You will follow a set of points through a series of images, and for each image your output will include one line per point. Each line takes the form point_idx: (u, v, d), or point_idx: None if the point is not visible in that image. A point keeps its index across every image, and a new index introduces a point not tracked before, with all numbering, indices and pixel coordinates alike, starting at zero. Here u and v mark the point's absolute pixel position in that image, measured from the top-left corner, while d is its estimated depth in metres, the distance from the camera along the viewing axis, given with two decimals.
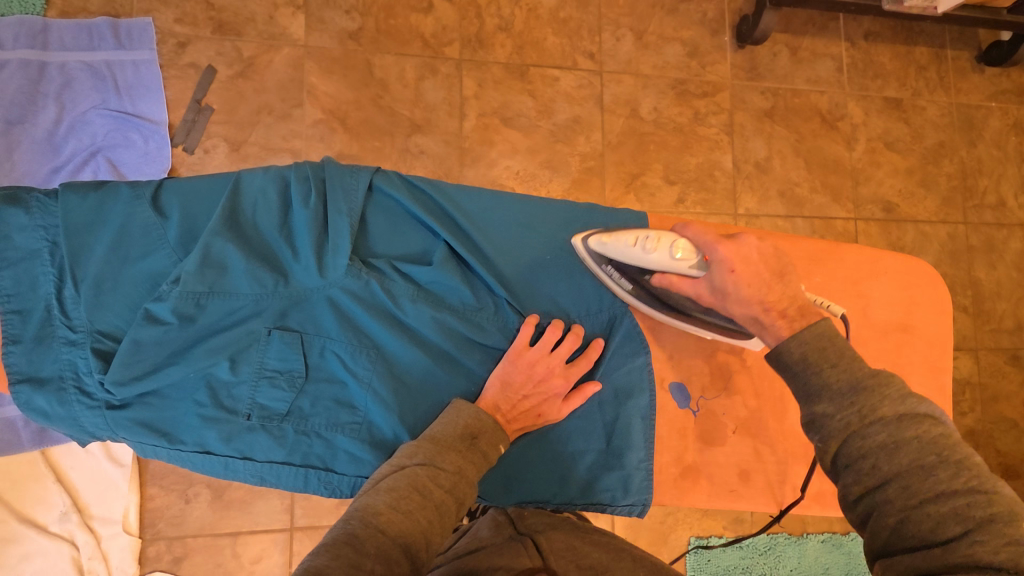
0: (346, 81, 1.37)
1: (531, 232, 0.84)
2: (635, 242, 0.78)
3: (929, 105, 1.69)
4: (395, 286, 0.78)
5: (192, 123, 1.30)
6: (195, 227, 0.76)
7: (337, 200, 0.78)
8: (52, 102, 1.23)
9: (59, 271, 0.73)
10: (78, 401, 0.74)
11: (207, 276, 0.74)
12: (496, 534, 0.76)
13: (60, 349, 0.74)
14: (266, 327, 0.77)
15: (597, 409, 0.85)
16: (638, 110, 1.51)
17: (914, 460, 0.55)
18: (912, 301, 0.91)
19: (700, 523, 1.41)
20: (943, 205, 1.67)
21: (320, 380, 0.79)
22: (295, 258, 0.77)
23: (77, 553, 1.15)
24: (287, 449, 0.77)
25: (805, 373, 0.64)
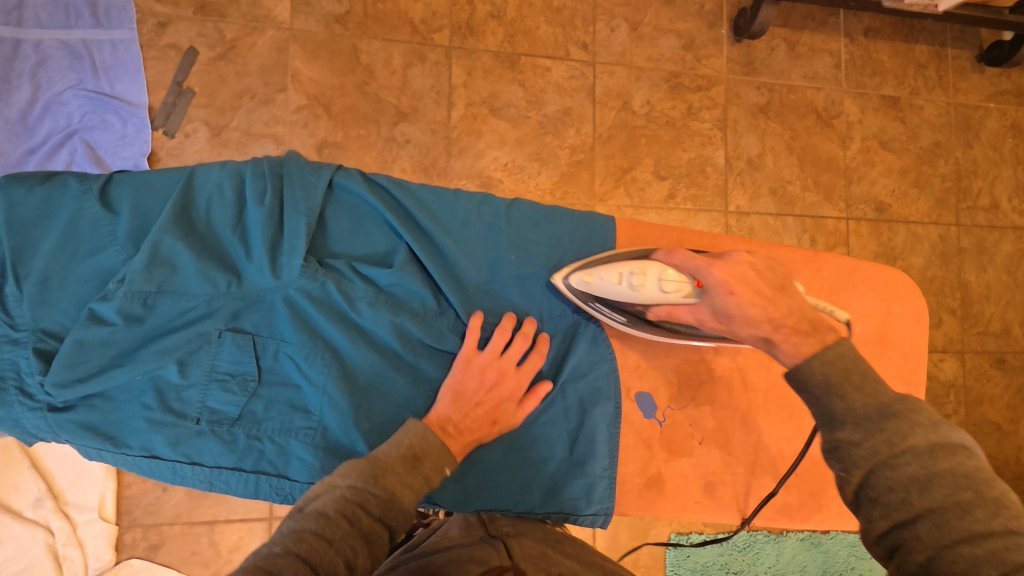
0: (331, 66, 1.33)
1: (496, 235, 0.82)
2: (620, 279, 0.77)
3: (926, 104, 1.66)
4: (352, 288, 0.77)
5: (172, 107, 1.26)
6: (146, 224, 0.75)
7: (294, 198, 0.76)
8: (27, 81, 1.20)
9: (1, 268, 0.71)
10: (19, 402, 0.72)
11: (157, 275, 0.73)
12: (467, 535, 0.77)
13: (3, 348, 0.72)
14: (218, 328, 0.76)
15: (561, 415, 0.83)
16: (630, 103, 1.48)
17: (948, 496, 0.52)
18: (890, 314, 0.90)
19: (679, 519, 1.42)
20: (935, 206, 1.65)
21: (274, 384, 0.78)
22: (247, 259, 0.75)
23: (52, 539, 1.15)
24: (237, 455, 0.76)
25: (827, 396, 0.61)
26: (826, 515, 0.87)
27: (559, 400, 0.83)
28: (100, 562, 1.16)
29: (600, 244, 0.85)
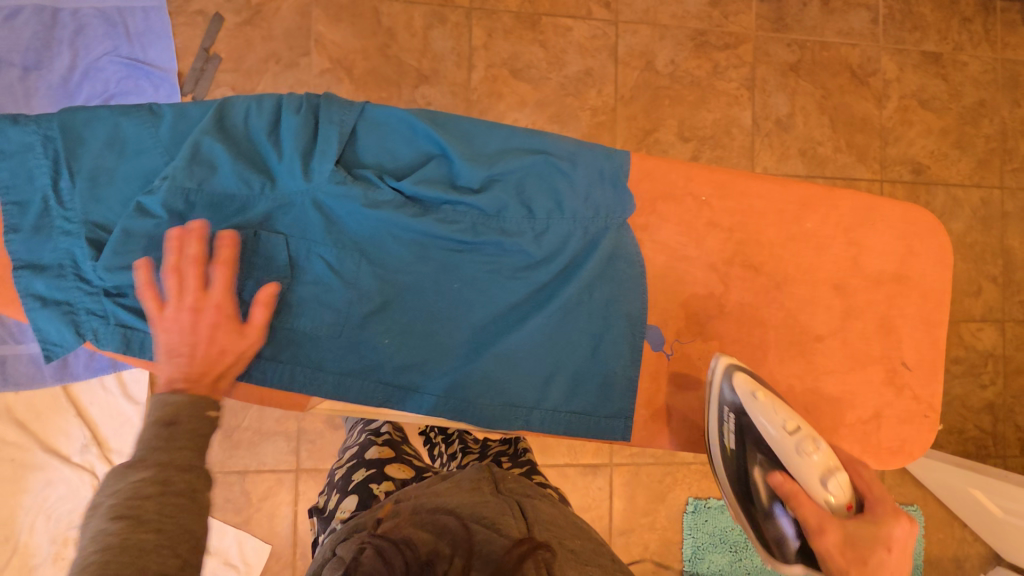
0: (353, 29, 1.35)
1: (514, 141, 0.81)
2: (782, 420, 0.78)
3: (971, 61, 1.58)
4: (379, 194, 0.76)
5: (201, 72, 1.29)
6: (186, 129, 0.74)
7: (329, 111, 0.75)
8: (66, 49, 1.25)
9: (53, 161, 0.71)
10: (77, 287, 0.72)
11: (196, 173, 0.72)
12: (475, 489, 0.72)
13: (58, 239, 0.72)
14: (251, 228, 0.75)
15: (584, 318, 0.84)
16: (653, 63, 1.45)
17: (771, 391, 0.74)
18: (912, 252, 0.88)
19: (698, 483, 1.42)
20: (978, 168, 1.58)
21: (304, 284, 0.78)
22: (279, 162, 0.74)
23: (98, 482, 1.22)
24: (272, 347, 0.77)
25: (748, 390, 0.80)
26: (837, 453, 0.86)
27: (584, 297, 0.84)
28: None
29: (612, 169, 0.82)
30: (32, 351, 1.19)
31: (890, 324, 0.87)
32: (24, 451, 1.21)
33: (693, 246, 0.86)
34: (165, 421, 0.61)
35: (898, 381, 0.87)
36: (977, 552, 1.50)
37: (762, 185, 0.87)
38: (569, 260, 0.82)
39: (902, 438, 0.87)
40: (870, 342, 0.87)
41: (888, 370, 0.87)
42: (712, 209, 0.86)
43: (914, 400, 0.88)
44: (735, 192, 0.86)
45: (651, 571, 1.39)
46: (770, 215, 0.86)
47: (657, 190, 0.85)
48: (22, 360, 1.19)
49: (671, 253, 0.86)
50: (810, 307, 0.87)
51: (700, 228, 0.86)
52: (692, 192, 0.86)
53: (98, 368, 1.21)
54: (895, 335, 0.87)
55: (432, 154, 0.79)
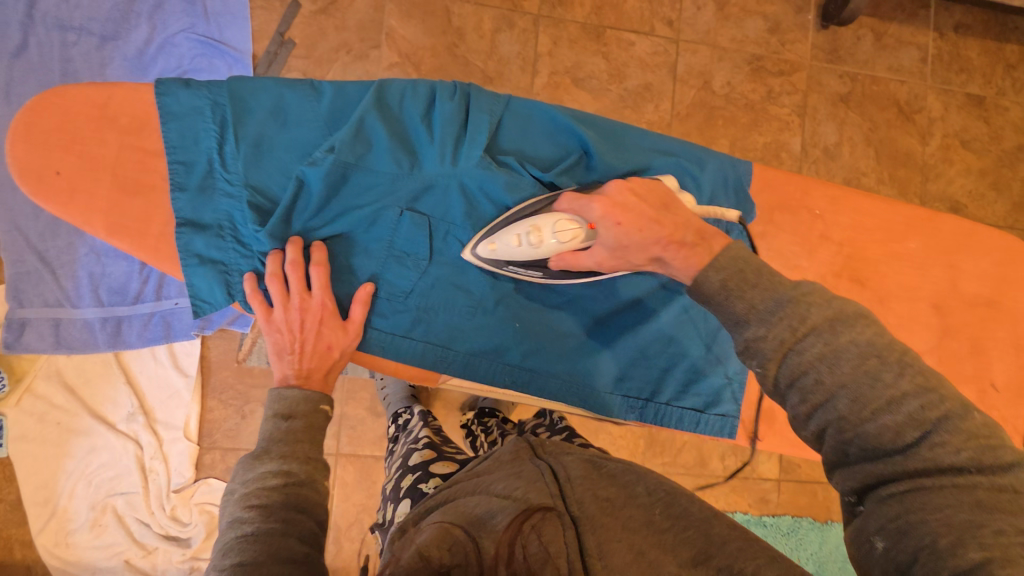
0: (424, 26, 1.37)
1: (645, 143, 0.85)
2: (519, 242, 0.73)
3: (1013, 106, 1.63)
4: (522, 181, 0.78)
5: (274, 56, 1.32)
6: (346, 106, 0.76)
7: (480, 101, 0.78)
8: (145, 22, 1.26)
9: (220, 126, 0.73)
10: (235, 249, 0.75)
11: (358, 148, 0.74)
12: (514, 459, 0.68)
13: (219, 201, 0.73)
14: (399, 208, 0.78)
15: (699, 319, 0.88)
16: (710, 83, 1.49)
17: (855, 371, 0.55)
18: (1003, 279, 0.91)
19: (725, 497, 1.45)
20: (1012, 211, 1.62)
21: (443, 263, 0.80)
22: (431, 144, 0.76)
23: (141, 452, 1.23)
24: (408, 324, 0.80)
25: (727, 304, 0.62)
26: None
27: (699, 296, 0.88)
28: (182, 478, 1.24)
29: (735, 176, 0.86)
30: (86, 316, 1.18)
31: (981, 348, 0.90)
32: (73, 415, 1.22)
33: (805, 257, 0.88)
34: (284, 415, 0.72)
35: (986, 402, 0.89)
36: None
37: (875, 204, 0.90)
38: None
39: None
40: (961, 363, 0.89)
41: (978, 391, 0.89)
42: (825, 223, 0.89)
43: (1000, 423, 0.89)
44: (849, 209, 0.89)
45: None
46: (879, 234, 0.90)
47: (775, 201, 0.88)
48: (78, 326, 1.18)
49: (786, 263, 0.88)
50: (909, 326, 0.89)
51: (814, 241, 0.89)
52: (808, 206, 0.89)
53: (151, 338, 1.21)
54: (984, 358, 0.90)
55: (570, 148, 0.82)
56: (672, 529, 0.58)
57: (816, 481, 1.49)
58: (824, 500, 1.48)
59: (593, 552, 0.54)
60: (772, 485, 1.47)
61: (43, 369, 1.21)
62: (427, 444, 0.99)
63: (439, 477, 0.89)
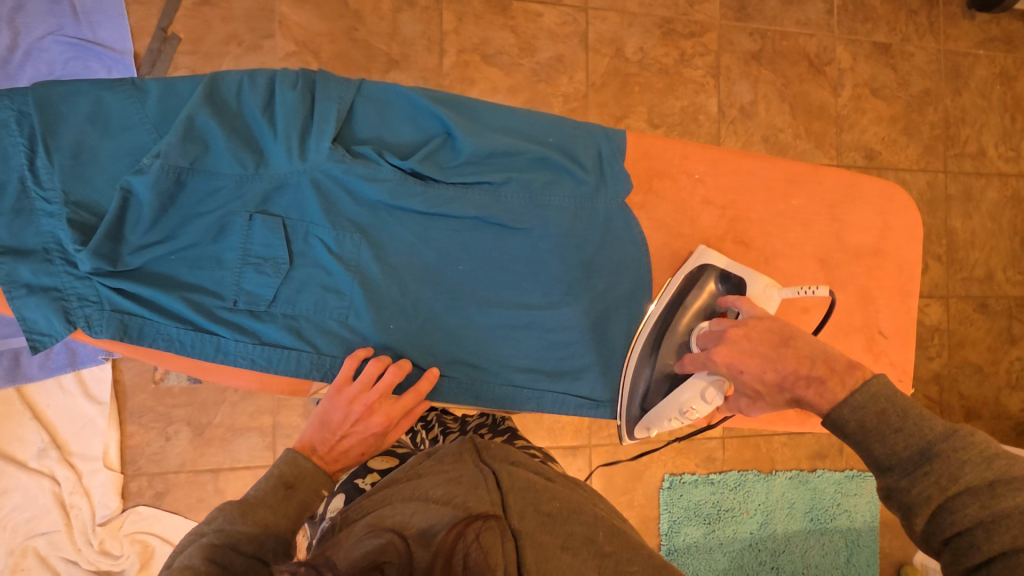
0: (318, 10, 1.30)
1: (513, 121, 0.83)
2: (676, 422, 0.82)
3: (918, 51, 1.66)
4: (381, 172, 0.76)
5: (158, 54, 1.23)
6: (174, 105, 0.72)
7: (325, 88, 0.75)
8: (5, 27, 1.16)
9: (30, 140, 0.69)
10: (66, 272, 0.70)
11: (191, 150, 0.71)
12: (457, 461, 0.65)
13: (41, 222, 0.70)
14: (248, 211, 0.75)
15: (589, 297, 0.85)
16: (622, 50, 1.47)
17: (1018, 538, 0.50)
18: (887, 225, 0.92)
19: (672, 460, 1.47)
20: (924, 153, 1.67)
21: (307, 265, 0.78)
22: (275, 139, 0.74)
23: (59, 488, 1.16)
24: (274, 332, 0.77)
25: (866, 441, 0.59)
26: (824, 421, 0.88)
27: (585, 274, 0.85)
28: (108, 510, 1.18)
29: (610, 148, 0.85)
30: None
31: (869, 295, 0.91)
32: None
33: (687, 223, 0.88)
34: (287, 481, 0.70)
35: (876, 348, 0.91)
36: None
37: (754, 163, 0.90)
38: (572, 239, 0.84)
39: None
40: (851, 311, 0.91)
41: (868, 339, 0.91)
42: (706, 186, 0.89)
43: (890, 366, 0.91)
44: (727, 170, 0.89)
45: None
46: (762, 193, 0.90)
47: (655, 168, 0.88)
48: None
49: (669, 231, 0.88)
50: (797, 282, 0.89)
51: (697, 205, 0.88)
52: (687, 170, 0.89)
53: (55, 368, 1.16)
54: (873, 305, 0.91)
55: (433, 132, 0.80)
56: (613, 555, 0.57)
57: (758, 434, 1.53)
58: (766, 452, 1.52)
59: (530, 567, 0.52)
60: (716, 444, 1.50)
61: None
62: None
63: (377, 474, 0.82)
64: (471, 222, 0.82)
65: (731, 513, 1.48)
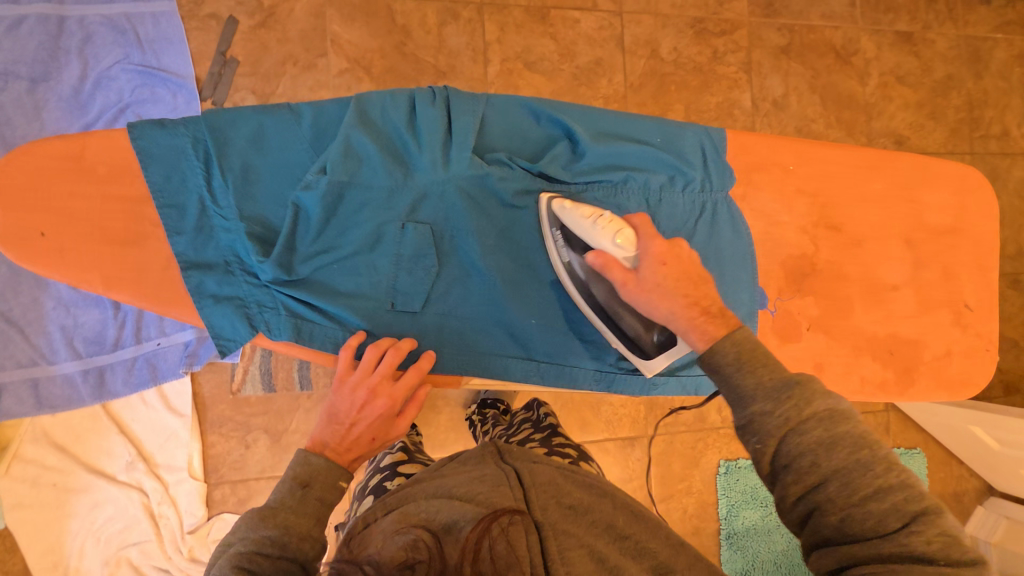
0: (368, 28, 1.35)
1: (626, 124, 0.87)
2: (589, 217, 0.75)
3: (938, 38, 1.71)
4: (515, 178, 0.81)
5: (219, 77, 1.28)
6: (326, 124, 0.76)
7: (461, 101, 0.79)
8: (76, 58, 1.21)
9: (204, 162, 0.73)
10: (246, 280, 0.74)
11: (349, 165, 0.75)
12: (477, 462, 0.67)
13: (220, 236, 0.74)
14: (399, 221, 0.78)
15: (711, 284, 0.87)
16: (658, 50, 1.51)
17: (850, 455, 0.56)
18: (962, 206, 0.96)
19: (728, 446, 1.52)
20: (950, 137, 1.71)
21: (454, 268, 0.81)
22: (420, 150, 0.77)
23: (147, 499, 1.21)
24: (428, 334, 0.80)
25: (738, 375, 0.64)
26: (915, 391, 0.92)
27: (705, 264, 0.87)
28: (194, 518, 1.21)
29: (712, 145, 0.89)
30: (66, 373, 1.18)
31: (952, 271, 0.95)
32: (68, 473, 1.19)
33: (784, 211, 0.92)
34: (301, 481, 0.70)
35: (963, 321, 0.94)
36: (971, 486, 1.65)
37: (837, 151, 0.94)
38: (688, 233, 0.88)
39: (968, 372, 0.93)
40: (936, 287, 0.94)
41: (954, 312, 0.94)
42: (797, 176, 0.92)
43: (978, 337, 0.94)
44: (814, 160, 0.93)
45: (691, 532, 1.49)
46: (847, 180, 0.94)
47: (754, 161, 0.91)
48: (59, 383, 1.17)
49: (767, 219, 0.91)
50: (886, 261, 0.93)
51: (790, 194, 0.92)
52: (779, 162, 0.92)
53: (138, 383, 1.21)
54: (956, 280, 0.95)
55: (555, 137, 0.85)
56: (634, 536, 0.63)
57: None
58: None
59: (557, 561, 0.57)
60: None
61: (28, 433, 1.18)
62: (399, 449, 0.98)
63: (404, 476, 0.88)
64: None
65: None
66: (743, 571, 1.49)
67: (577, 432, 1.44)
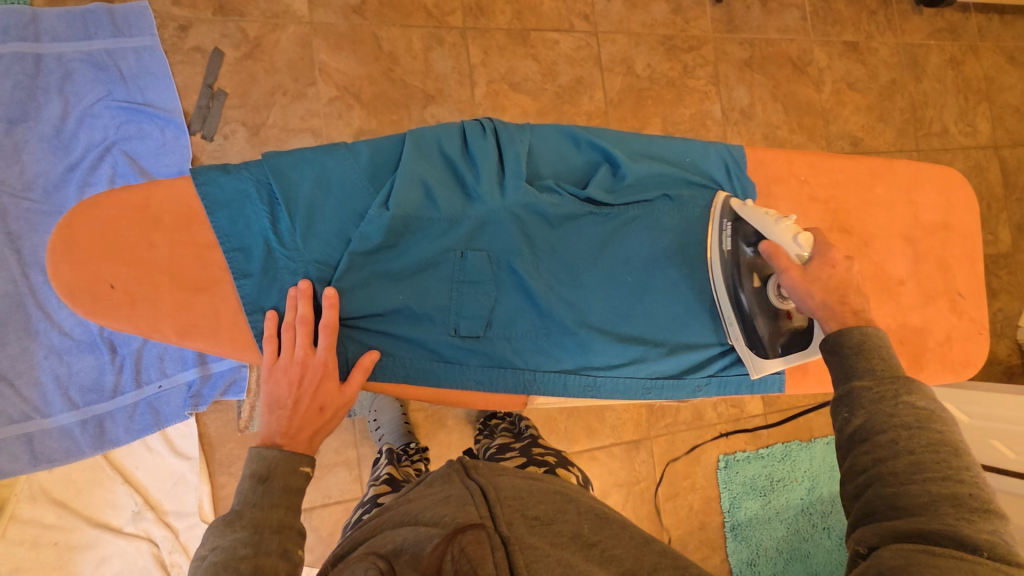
0: (356, 56, 1.36)
1: (659, 146, 0.92)
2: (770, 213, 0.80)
3: (881, 46, 1.86)
4: (565, 202, 0.85)
5: (207, 110, 1.26)
6: (384, 161, 0.79)
7: (509, 133, 0.83)
8: (56, 97, 1.18)
9: (269, 205, 0.74)
10: None
11: (413, 199, 0.77)
12: (445, 483, 0.68)
13: (286, 278, 0.75)
14: (458, 249, 0.81)
15: None
16: (633, 67, 1.58)
17: (929, 445, 0.57)
18: (950, 203, 1.05)
19: (725, 441, 1.58)
20: (898, 136, 1.86)
21: (511, 292, 0.84)
22: (476, 181, 0.81)
23: (157, 548, 1.16)
24: (489, 355, 0.83)
25: (853, 355, 0.67)
26: (925, 374, 0.99)
27: None
28: None
29: (736, 161, 0.95)
30: (62, 423, 1.12)
31: (946, 263, 1.03)
32: (71, 530, 1.13)
33: (803, 219, 0.98)
34: (261, 477, 0.68)
35: (958, 307, 1.02)
36: None
37: (840, 162, 1.03)
38: None
39: (967, 353, 1.01)
40: (933, 278, 1.02)
41: (950, 301, 1.02)
42: (810, 186, 1.00)
43: (972, 321, 1.03)
44: (824, 171, 1.02)
45: (699, 527, 1.54)
46: (851, 185, 1.02)
47: (770, 174, 0.99)
48: (55, 436, 1.11)
49: None
50: (891, 257, 1.01)
51: (805, 202, 0.99)
52: (793, 173, 1.00)
53: (141, 429, 1.16)
54: (948, 271, 1.03)
55: (596, 161, 0.89)
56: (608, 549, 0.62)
57: (796, 406, 1.65)
58: (805, 421, 1.65)
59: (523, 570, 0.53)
60: (760, 421, 1.61)
61: (25, 491, 1.12)
62: (383, 479, 0.98)
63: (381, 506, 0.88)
64: (643, 236, 0.89)
65: (782, 483, 1.59)
66: (749, 560, 1.55)
67: (584, 440, 1.47)
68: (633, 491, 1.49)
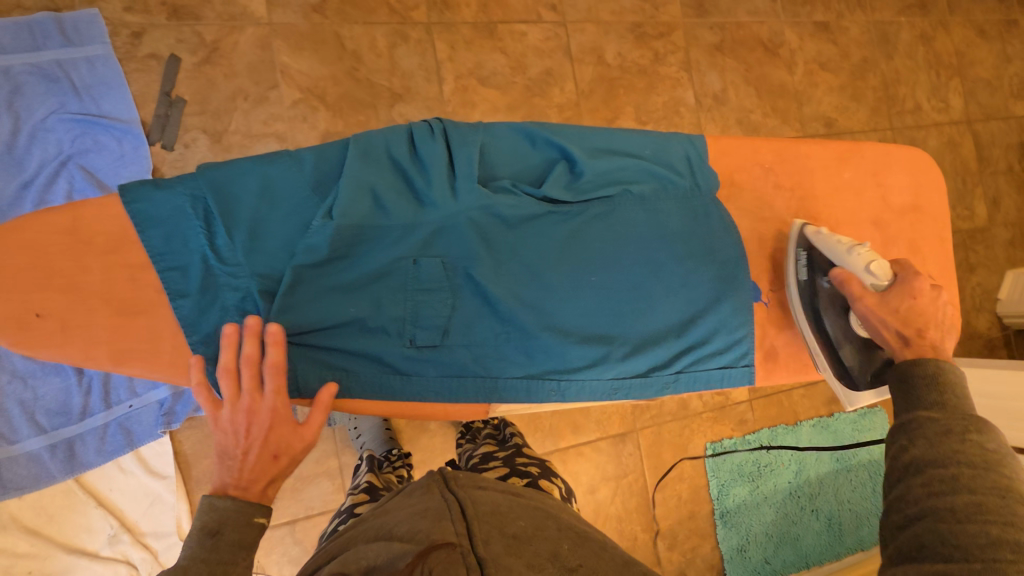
0: (318, 56, 1.33)
1: (618, 140, 0.90)
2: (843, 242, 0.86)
3: (851, 25, 1.85)
4: (522, 203, 0.82)
5: (165, 118, 1.22)
6: (330, 168, 0.76)
7: (461, 134, 0.81)
8: (5, 112, 1.12)
9: (205, 220, 0.71)
10: None
11: (361, 207, 0.74)
12: (423, 493, 0.66)
13: (227, 296, 0.73)
14: (411, 256, 0.79)
15: (705, 283, 0.92)
16: (603, 56, 1.56)
17: (991, 484, 0.60)
18: (919, 185, 1.05)
19: (711, 429, 1.57)
20: (871, 115, 1.85)
21: (468, 298, 0.82)
22: (428, 186, 0.78)
23: (136, 571, 1.13)
24: (446, 363, 0.81)
25: (923, 387, 0.71)
26: None
27: (701, 264, 0.92)
28: None
29: (696, 152, 0.94)
30: (30, 449, 1.09)
31: (918, 246, 1.02)
32: (46, 558, 1.10)
33: (767, 209, 0.99)
34: (210, 530, 0.63)
35: None
36: None
37: (809, 147, 1.02)
38: (682, 236, 0.92)
39: None
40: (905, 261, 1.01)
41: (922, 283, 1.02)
42: (775, 173, 1.00)
43: None
44: (791, 158, 1.01)
45: (688, 517, 1.54)
46: (820, 170, 1.01)
47: (733, 165, 0.99)
48: (23, 463, 1.08)
49: (753, 217, 0.98)
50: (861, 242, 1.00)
51: (771, 190, 0.99)
52: (759, 161, 1.00)
53: (113, 451, 1.13)
54: (920, 254, 1.02)
55: (553, 159, 0.87)
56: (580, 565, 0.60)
57: (778, 390, 1.65)
58: (789, 405, 1.65)
59: None
60: (745, 407, 1.61)
61: None
62: (363, 486, 0.96)
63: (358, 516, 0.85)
64: (604, 234, 0.88)
65: (769, 468, 1.59)
66: (739, 547, 1.55)
67: (570, 435, 1.46)
68: (621, 484, 1.49)
